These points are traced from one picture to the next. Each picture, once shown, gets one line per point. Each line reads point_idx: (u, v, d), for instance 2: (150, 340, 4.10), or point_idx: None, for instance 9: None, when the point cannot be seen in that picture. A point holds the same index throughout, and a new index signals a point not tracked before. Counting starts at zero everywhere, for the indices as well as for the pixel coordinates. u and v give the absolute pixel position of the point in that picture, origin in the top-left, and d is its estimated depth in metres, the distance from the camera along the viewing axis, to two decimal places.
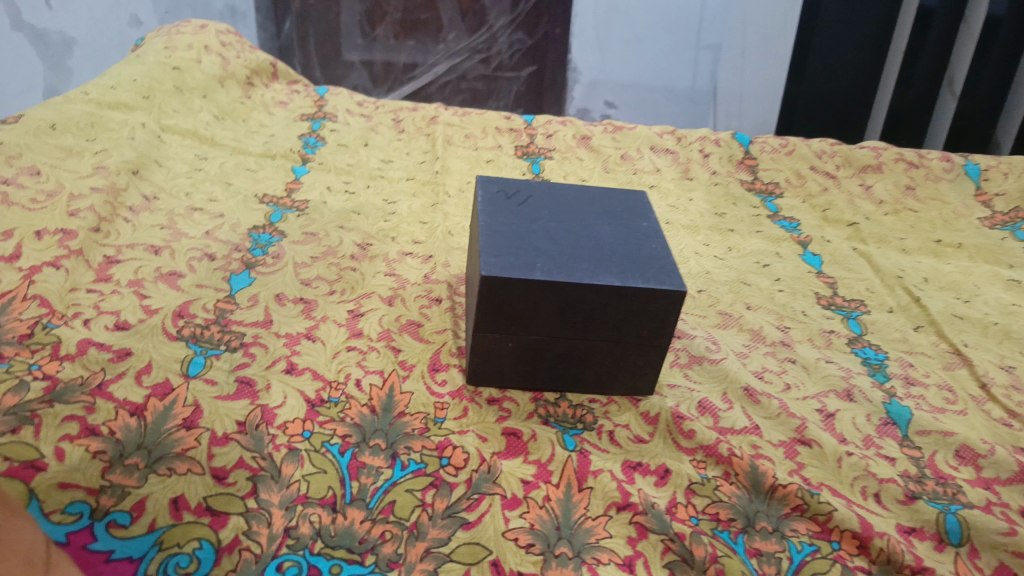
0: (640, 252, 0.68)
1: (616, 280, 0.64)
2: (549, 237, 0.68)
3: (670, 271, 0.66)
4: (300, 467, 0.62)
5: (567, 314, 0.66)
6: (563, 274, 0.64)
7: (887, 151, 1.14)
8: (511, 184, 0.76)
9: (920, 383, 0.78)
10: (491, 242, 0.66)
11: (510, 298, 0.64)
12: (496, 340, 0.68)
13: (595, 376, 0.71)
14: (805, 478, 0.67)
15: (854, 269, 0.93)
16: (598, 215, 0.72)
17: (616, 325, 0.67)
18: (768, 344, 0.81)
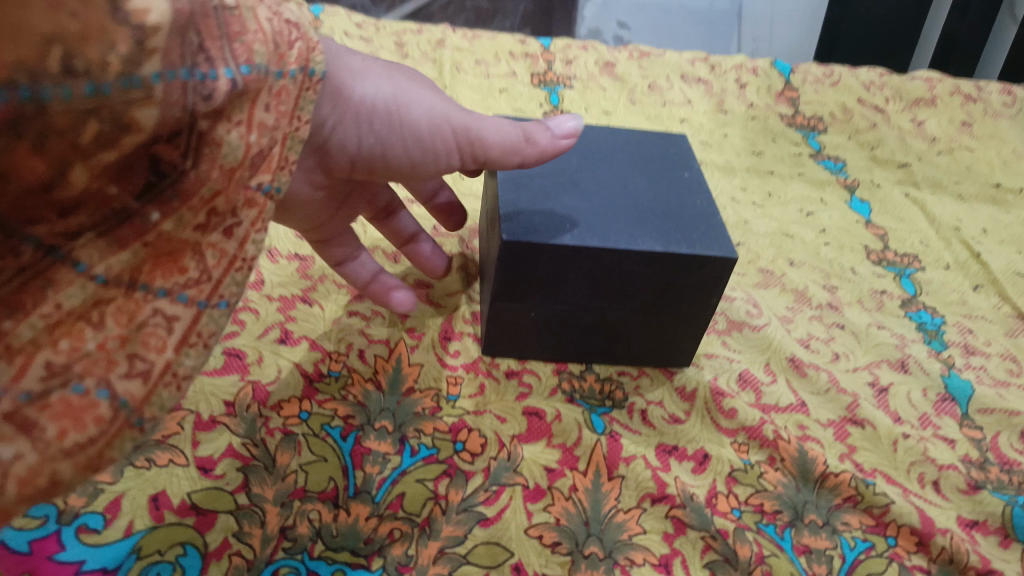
0: (685, 211, 0.59)
1: (658, 244, 0.55)
2: (580, 192, 0.59)
3: (718, 233, 0.57)
4: (297, 455, 0.55)
5: (600, 284, 0.58)
6: (596, 239, 0.55)
7: (942, 83, 1.04)
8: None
9: (981, 352, 0.71)
10: (513, 201, 0.58)
11: (535, 264, 0.56)
12: (517, 308, 0.60)
13: (627, 346, 0.64)
14: (858, 464, 0.61)
15: (906, 219, 0.84)
16: (634, 164, 0.63)
17: (655, 295, 0.58)
18: (814, 307, 0.73)
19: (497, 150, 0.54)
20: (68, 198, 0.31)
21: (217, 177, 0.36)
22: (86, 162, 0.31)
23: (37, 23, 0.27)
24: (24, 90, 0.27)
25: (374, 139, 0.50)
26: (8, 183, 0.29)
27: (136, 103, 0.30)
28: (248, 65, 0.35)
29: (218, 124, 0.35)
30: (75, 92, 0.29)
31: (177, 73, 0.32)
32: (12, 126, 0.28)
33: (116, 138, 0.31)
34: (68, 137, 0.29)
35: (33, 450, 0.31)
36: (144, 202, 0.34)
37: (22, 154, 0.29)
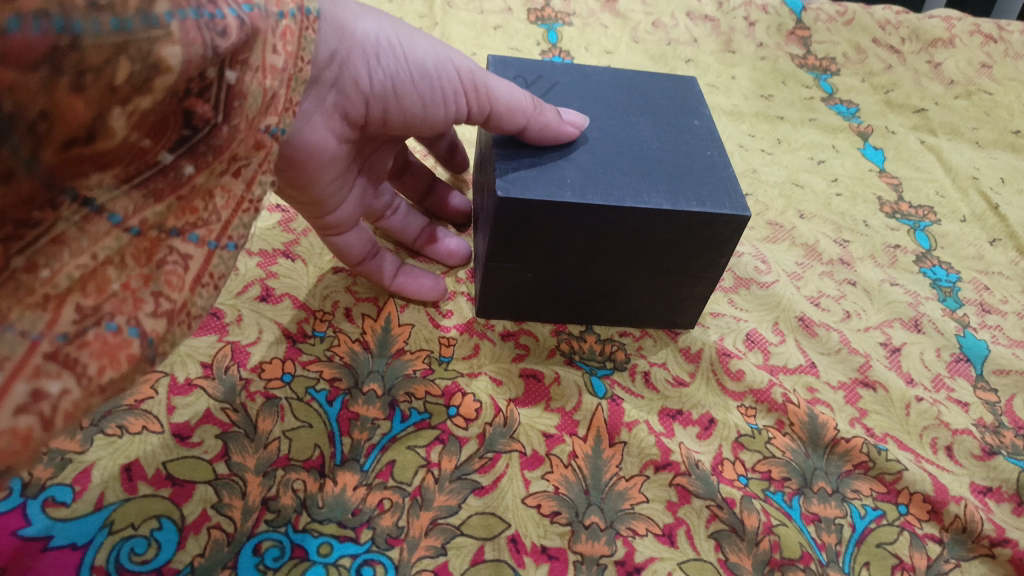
0: (695, 163, 0.54)
1: (665, 203, 0.50)
2: (581, 143, 0.55)
3: (730, 189, 0.52)
4: (281, 421, 0.52)
5: (601, 244, 0.53)
6: (598, 196, 0.50)
7: (961, 21, 0.98)
8: (530, 68, 0.62)
9: (997, 310, 0.68)
10: (508, 153, 0.53)
11: (531, 222, 0.51)
12: (511, 267, 0.56)
13: (629, 305, 0.60)
14: (869, 429, 0.58)
15: (921, 167, 0.80)
16: (639, 110, 0.59)
17: (660, 254, 0.54)
18: (824, 263, 0.70)
19: (505, 106, 0.51)
20: (105, 148, 0.29)
21: (241, 130, 0.36)
22: (122, 107, 0.28)
23: None
24: (59, 22, 0.25)
25: (385, 81, 0.48)
26: (52, 125, 0.26)
27: (161, 41, 0.28)
28: (249, 4, 0.33)
29: (242, 73, 0.34)
30: (103, 27, 0.26)
31: (188, 12, 0.29)
32: (50, 61, 0.25)
33: (148, 80, 0.29)
34: (104, 76, 0.27)
35: (77, 386, 0.31)
36: (174, 153, 0.33)
37: (62, 94, 0.26)
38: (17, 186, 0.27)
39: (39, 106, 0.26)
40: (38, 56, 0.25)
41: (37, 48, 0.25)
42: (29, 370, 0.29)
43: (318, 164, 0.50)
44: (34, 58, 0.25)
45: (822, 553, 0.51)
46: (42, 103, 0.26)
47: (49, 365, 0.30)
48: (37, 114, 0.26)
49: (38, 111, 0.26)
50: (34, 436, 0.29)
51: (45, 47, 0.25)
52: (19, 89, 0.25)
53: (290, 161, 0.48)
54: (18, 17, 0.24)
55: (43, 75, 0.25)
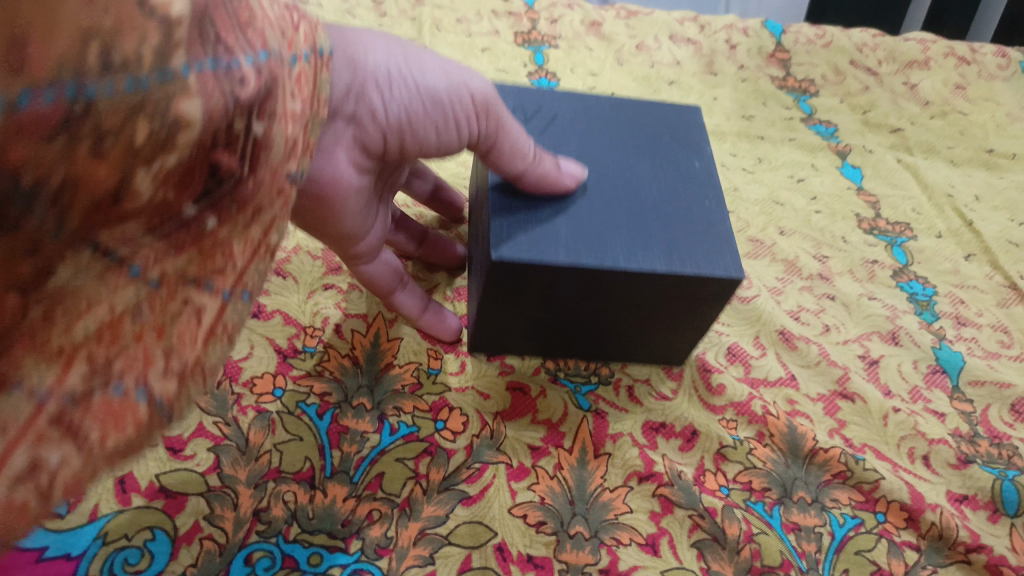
0: (693, 214, 0.55)
1: (659, 264, 0.50)
2: (581, 193, 0.54)
3: (725, 250, 0.52)
4: (272, 434, 0.53)
5: (592, 297, 0.53)
6: (591, 255, 0.50)
7: (936, 44, 1.01)
8: (531, 98, 0.63)
9: (972, 323, 0.69)
10: (502, 206, 0.53)
11: (523, 279, 0.51)
12: (503, 314, 0.56)
13: (619, 345, 0.61)
14: (847, 440, 0.59)
15: (899, 185, 0.83)
16: (639, 150, 0.59)
17: (650, 307, 0.54)
18: (804, 278, 0.71)
19: (511, 144, 0.50)
20: (129, 209, 0.27)
21: (266, 184, 0.33)
22: (148, 168, 0.26)
23: (73, 15, 0.22)
24: (72, 89, 0.23)
25: (403, 114, 0.44)
26: (74, 193, 0.25)
27: (179, 96, 0.26)
28: (265, 50, 0.31)
29: (270, 124, 0.32)
30: (118, 89, 0.24)
31: (206, 63, 0.27)
32: (65, 130, 0.23)
33: (171, 135, 0.26)
34: (123, 137, 0.25)
35: (77, 453, 0.27)
36: (199, 205, 0.30)
37: (81, 162, 0.24)
38: (42, 254, 0.25)
39: (59, 175, 0.24)
40: (52, 126, 0.23)
41: (48, 121, 0.23)
42: (32, 436, 0.26)
43: (348, 202, 0.47)
44: (49, 130, 0.23)
45: (801, 561, 0.52)
46: (64, 169, 0.24)
47: (51, 431, 0.27)
48: (59, 182, 0.24)
49: (58, 181, 0.24)
50: (28, 509, 0.26)
51: (58, 118, 0.23)
52: (38, 161, 0.23)
53: (314, 202, 0.46)
54: (27, 88, 0.22)
55: (60, 145, 0.23)
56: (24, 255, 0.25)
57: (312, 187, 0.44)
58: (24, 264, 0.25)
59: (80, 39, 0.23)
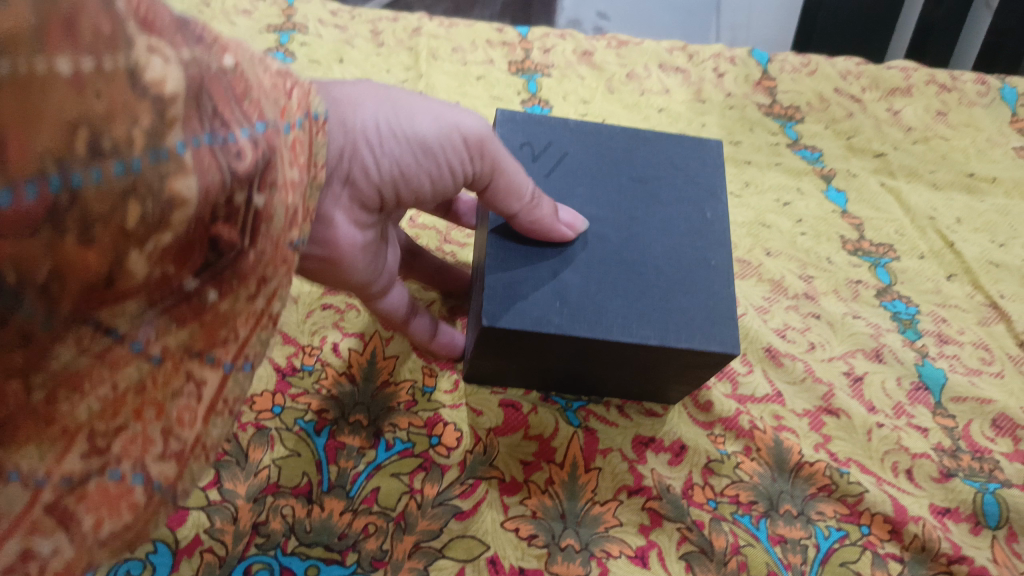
0: (696, 279, 0.54)
1: (653, 337, 0.50)
2: (582, 249, 0.54)
3: (724, 320, 0.52)
4: (270, 450, 0.54)
5: (588, 356, 0.53)
6: (584, 325, 0.50)
7: (918, 72, 1.04)
8: (542, 130, 0.61)
9: (954, 341, 0.71)
10: (501, 259, 0.53)
11: (517, 342, 0.51)
12: (500, 362, 0.56)
13: (620, 389, 0.60)
14: (832, 454, 0.61)
15: (882, 208, 0.85)
16: (648, 195, 0.58)
17: (648, 365, 0.54)
18: (790, 297, 0.73)
19: (505, 183, 0.50)
20: (126, 288, 0.28)
21: (268, 253, 0.33)
22: (141, 248, 0.27)
23: (59, 109, 0.23)
24: (57, 180, 0.24)
25: (396, 170, 0.46)
26: (65, 280, 0.26)
27: (173, 175, 0.27)
28: (262, 121, 0.32)
29: (270, 195, 0.32)
30: (106, 174, 0.25)
31: (201, 138, 0.28)
32: (50, 222, 0.24)
33: (164, 216, 0.27)
34: (113, 222, 0.26)
35: (71, 542, 0.30)
36: (200, 278, 0.31)
37: (70, 249, 0.25)
38: (33, 342, 0.27)
39: (48, 267, 0.25)
40: (38, 220, 0.24)
41: (32, 215, 0.24)
42: (28, 522, 0.29)
43: (355, 260, 0.49)
44: (32, 223, 0.24)
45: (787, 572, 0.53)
46: (50, 263, 0.25)
47: (46, 519, 0.30)
48: (47, 274, 0.25)
49: (47, 271, 0.25)
50: None
51: (43, 210, 0.24)
52: (24, 257, 0.24)
53: (323, 264, 0.48)
54: (8, 185, 0.23)
55: (46, 236, 0.24)
56: (15, 344, 0.26)
57: (320, 250, 0.47)
58: (14, 355, 0.26)
59: (67, 130, 0.24)
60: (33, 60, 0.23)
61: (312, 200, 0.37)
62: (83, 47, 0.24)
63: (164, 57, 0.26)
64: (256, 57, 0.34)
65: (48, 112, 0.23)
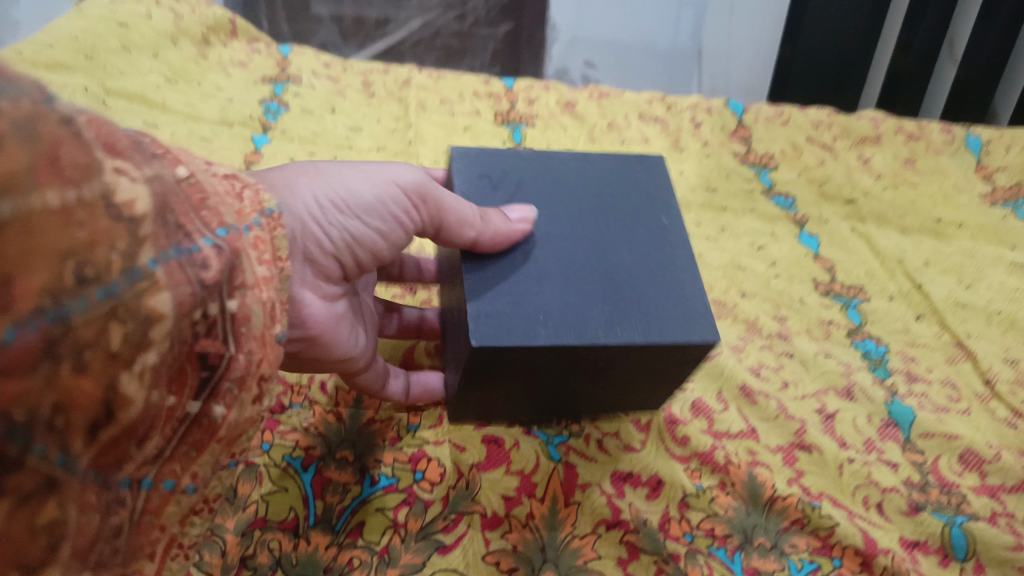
0: (667, 279, 0.56)
1: (638, 336, 0.51)
2: (555, 262, 0.55)
3: (698, 310, 0.54)
4: (259, 486, 0.56)
5: (570, 366, 0.54)
6: (571, 334, 0.51)
7: (886, 122, 1.08)
8: (495, 162, 0.62)
9: (923, 379, 0.74)
10: (480, 277, 0.53)
11: (505, 360, 0.51)
12: (480, 385, 0.56)
13: (590, 399, 0.62)
14: (804, 488, 0.63)
15: (853, 251, 0.88)
16: (607, 208, 0.60)
17: (626, 368, 0.55)
18: (764, 336, 0.76)
19: (456, 216, 0.53)
20: (125, 416, 0.31)
21: (256, 351, 0.37)
22: (130, 369, 0.30)
23: (51, 242, 0.27)
24: (52, 314, 0.27)
25: (348, 237, 0.50)
26: (68, 412, 0.29)
27: (147, 292, 0.31)
28: (223, 227, 0.37)
29: (242, 298, 0.36)
30: (91, 301, 0.29)
31: (170, 254, 0.32)
32: (47, 356, 0.28)
33: (143, 335, 0.31)
34: (100, 348, 0.29)
35: None
36: (201, 398, 0.35)
37: (66, 380, 0.28)
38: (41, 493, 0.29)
39: (50, 402, 0.28)
40: (37, 354, 0.27)
41: (33, 349, 0.27)
42: None
43: (333, 329, 0.52)
44: (33, 360, 0.27)
45: None
46: (52, 396, 0.28)
47: None
48: (51, 409, 0.28)
49: (50, 404, 0.28)
50: None
51: (41, 342, 0.27)
52: (28, 396, 0.27)
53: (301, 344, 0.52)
54: (14, 325, 0.26)
55: (45, 371, 0.28)
56: (44, 489, 0.29)
57: (303, 332, 0.50)
58: (48, 500, 0.30)
59: (58, 264, 0.28)
60: (29, 198, 0.27)
61: (284, 293, 0.41)
62: (67, 181, 0.28)
63: (128, 176, 0.31)
64: (206, 169, 0.40)
65: (40, 252, 0.27)
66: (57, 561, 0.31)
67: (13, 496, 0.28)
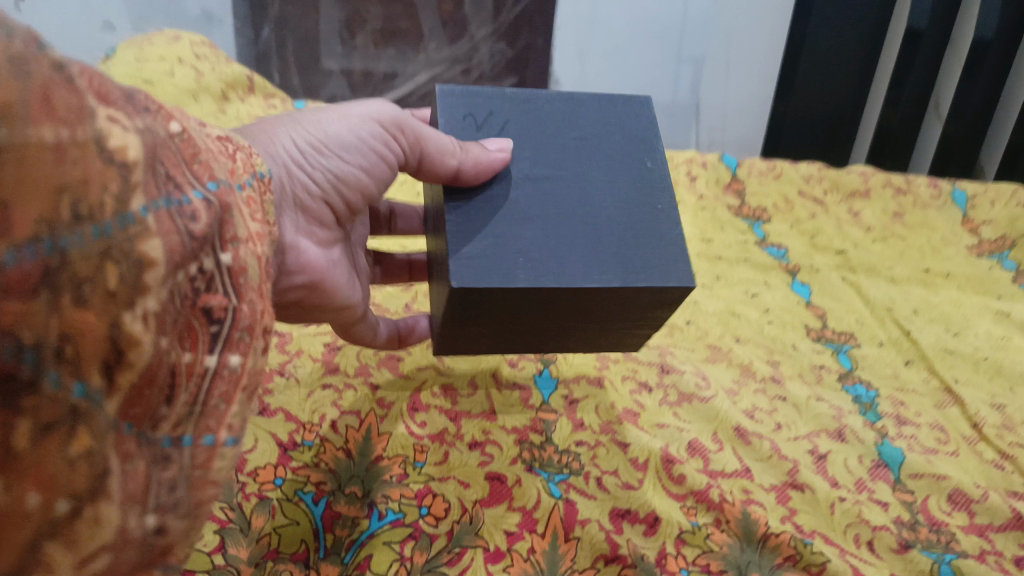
0: (646, 224, 0.57)
1: (616, 280, 0.53)
2: (538, 207, 0.55)
3: (677, 259, 0.55)
4: (272, 518, 0.58)
5: (551, 307, 0.55)
6: (551, 277, 0.52)
7: (875, 176, 1.13)
8: (481, 99, 0.61)
9: (912, 422, 0.76)
10: (463, 215, 0.54)
11: (485, 302, 0.53)
12: (464, 322, 0.57)
13: (572, 335, 0.63)
14: (797, 526, 0.64)
15: (843, 299, 0.92)
16: (593, 150, 0.59)
17: (604, 309, 0.57)
18: (758, 380, 0.79)
19: (436, 147, 0.54)
20: (140, 362, 0.27)
21: (259, 305, 0.33)
22: (132, 311, 0.26)
23: (48, 173, 0.24)
24: (49, 243, 0.24)
25: (330, 177, 0.53)
26: (77, 342, 0.25)
27: (139, 237, 0.27)
28: (213, 181, 0.34)
29: (236, 252, 0.33)
30: (86, 237, 0.25)
31: (160, 203, 0.28)
32: (47, 284, 0.24)
33: (138, 279, 0.27)
34: (99, 284, 0.25)
35: None
36: (215, 353, 0.31)
37: (69, 312, 0.24)
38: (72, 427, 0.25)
39: (55, 330, 0.24)
40: (35, 281, 0.23)
41: (28, 277, 0.23)
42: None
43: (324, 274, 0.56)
44: (32, 285, 0.23)
45: None
46: (57, 326, 0.24)
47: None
48: (57, 338, 0.24)
49: (58, 334, 0.24)
50: None
51: (38, 270, 0.23)
52: (32, 318, 0.23)
53: (296, 291, 0.55)
54: (10, 248, 0.23)
55: (46, 298, 0.24)
56: (69, 420, 0.25)
57: (303, 277, 0.54)
58: (78, 433, 0.25)
59: (53, 196, 0.24)
60: (24, 130, 0.23)
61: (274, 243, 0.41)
62: (59, 120, 0.24)
63: (121, 126, 0.28)
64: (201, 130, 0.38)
65: (35, 179, 0.23)
66: (107, 496, 0.26)
67: (31, 424, 0.24)
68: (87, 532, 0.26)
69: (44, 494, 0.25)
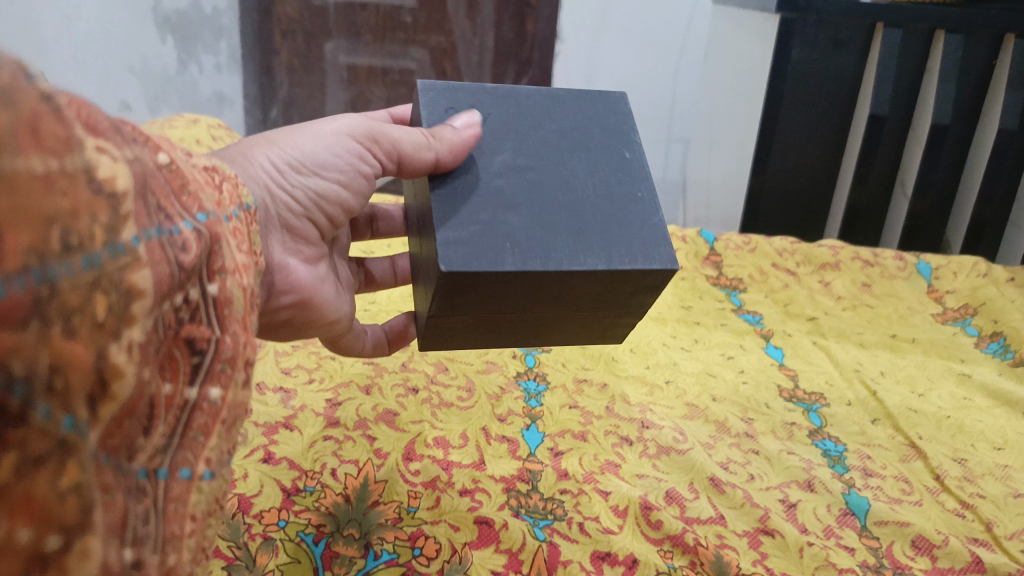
0: (627, 211, 0.61)
1: (600, 263, 0.57)
2: (522, 198, 0.59)
3: (658, 240, 0.60)
4: (275, 557, 0.62)
5: (540, 292, 0.59)
6: (537, 261, 0.56)
7: (845, 250, 1.21)
8: (464, 97, 0.65)
9: (878, 474, 0.81)
10: (446, 202, 0.58)
11: (475, 286, 0.56)
12: (457, 309, 0.61)
13: (564, 321, 0.67)
14: (768, 568, 0.68)
15: (814, 362, 0.98)
16: (572, 144, 0.64)
17: (592, 294, 0.61)
18: (733, 436, 0.84)
19: (410, 145, 0.58)
20: (122, 393, 0.27)
21: (240, 337, 0.38)
22: (117, 341, 0.27)
23: (41, 203, 0.24)
24: (38, 272, 0.24)
25: (309, 192, 0.59)
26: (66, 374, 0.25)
27: (130, 266, 0.29)
28: (202, 213, 0.38)
29: (221, 284, 0.37)
30: (75, 268, 0.25)
31: (152, 231, 0.31)
32: (36, 314, 0.24)
33: (124, 309, 0.28)
34: (87, 314, 0.26)
35: None
36: (196, 385, 0.34)
37: (59, 343, 0.24)
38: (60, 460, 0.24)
39: (46, 361, 0.24)
40: (26, 311, 0.23)
41: (20, 305, 0.23)
42: None
43: (308, 287, 0.63)
44: (22, 315, 0.23)
45: None
46: (47, 356, 0.24)
47: None
48: (48, 369, 0.24)
49: (47, 365, 0.24)
50: None
51: (30, 300, 0.23)
52: (23, 349, 0.23)
53: (284, 304, 0.62)
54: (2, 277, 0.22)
55: (36, 329, 0.24)
56: (59, 452, 0.24)
57: (290, 294, 0.62)
58: (67, 467, 0.25)
59: (44, 226, 0.24)
60: (14, 160, 0.23)
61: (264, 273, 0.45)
62: (48, 150, 0.25)
63: (109, 155, 0.29)
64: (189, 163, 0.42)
65: (27, 208, 0.24)
66: (92, 529, 0.25)
67: (19, 457, 0.23)
68: (76, 566, 0.25)
69: (37, 529, 0.24)
